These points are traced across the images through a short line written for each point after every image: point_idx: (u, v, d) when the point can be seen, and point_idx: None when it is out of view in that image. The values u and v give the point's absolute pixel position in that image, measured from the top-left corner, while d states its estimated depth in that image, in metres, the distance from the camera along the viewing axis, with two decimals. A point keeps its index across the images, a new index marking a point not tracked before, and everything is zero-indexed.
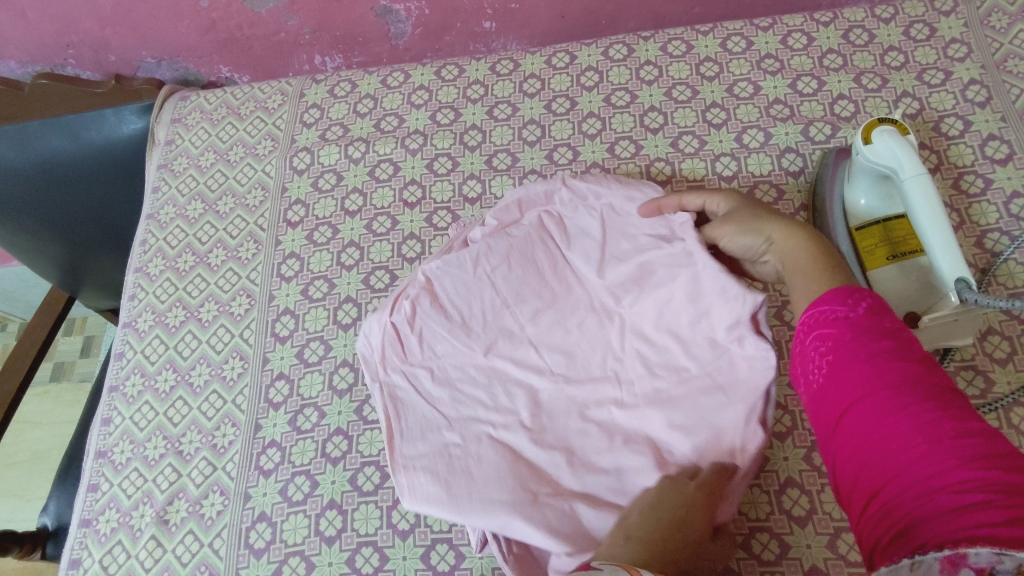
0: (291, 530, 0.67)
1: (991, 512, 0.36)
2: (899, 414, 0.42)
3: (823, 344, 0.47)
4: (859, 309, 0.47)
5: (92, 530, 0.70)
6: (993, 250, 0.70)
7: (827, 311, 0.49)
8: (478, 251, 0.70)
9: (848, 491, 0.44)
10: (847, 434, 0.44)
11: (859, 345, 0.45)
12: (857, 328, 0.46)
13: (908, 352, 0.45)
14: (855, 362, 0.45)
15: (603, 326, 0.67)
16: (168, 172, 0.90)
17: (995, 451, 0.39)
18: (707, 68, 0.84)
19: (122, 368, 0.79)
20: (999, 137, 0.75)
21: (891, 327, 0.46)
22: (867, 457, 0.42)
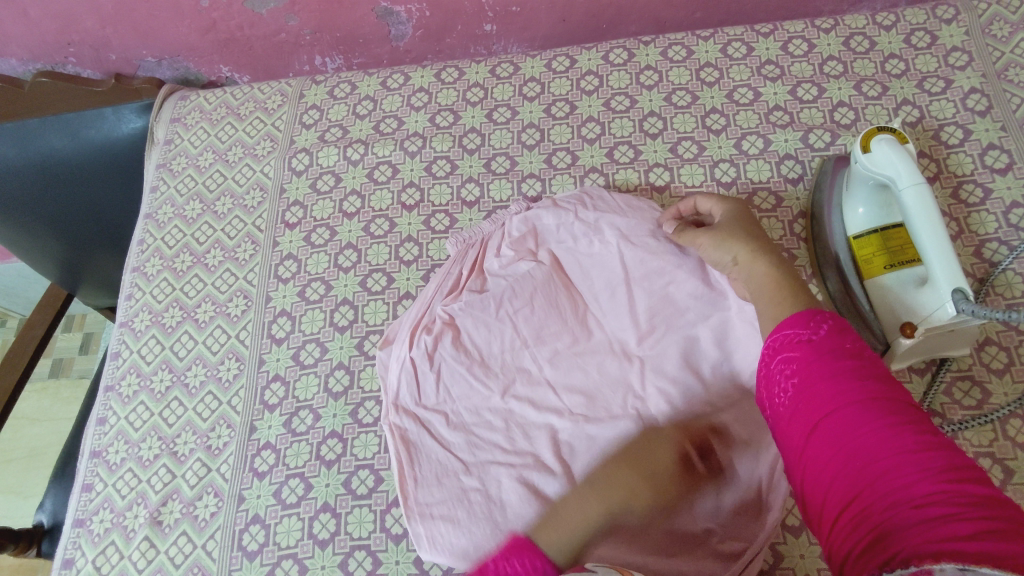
0: (285, 533, 0.66)
1: (957, 519, 0.39)
2: (862, 428, 0.45)
3: (790, 366, 0.51)
4: (821, 330, 0.52)
5: (86, 530, 0.70)
6: (992, 260, 0.70)
7: (793, 333, 0.53)
8: (503, 294, 0.72)
9: (817, 505, 0.47)
10: (816, 447, 0.47)
11: (823, 364, 0.49)
12: (821, 348, 0.50)
13: (868, 370, 0.49)
14: (821, 380, 0.48)
15: (624, 368, 0.68)
16: (167, 172, 0.90)
17: (953, 462, 0.42)
18: (707, 74, 0.84)
19: (118, 368, 0.79)
20: (999, 147, 0.75)
21: (850, 346, 0.50)
22: (835, 469, 0.45)
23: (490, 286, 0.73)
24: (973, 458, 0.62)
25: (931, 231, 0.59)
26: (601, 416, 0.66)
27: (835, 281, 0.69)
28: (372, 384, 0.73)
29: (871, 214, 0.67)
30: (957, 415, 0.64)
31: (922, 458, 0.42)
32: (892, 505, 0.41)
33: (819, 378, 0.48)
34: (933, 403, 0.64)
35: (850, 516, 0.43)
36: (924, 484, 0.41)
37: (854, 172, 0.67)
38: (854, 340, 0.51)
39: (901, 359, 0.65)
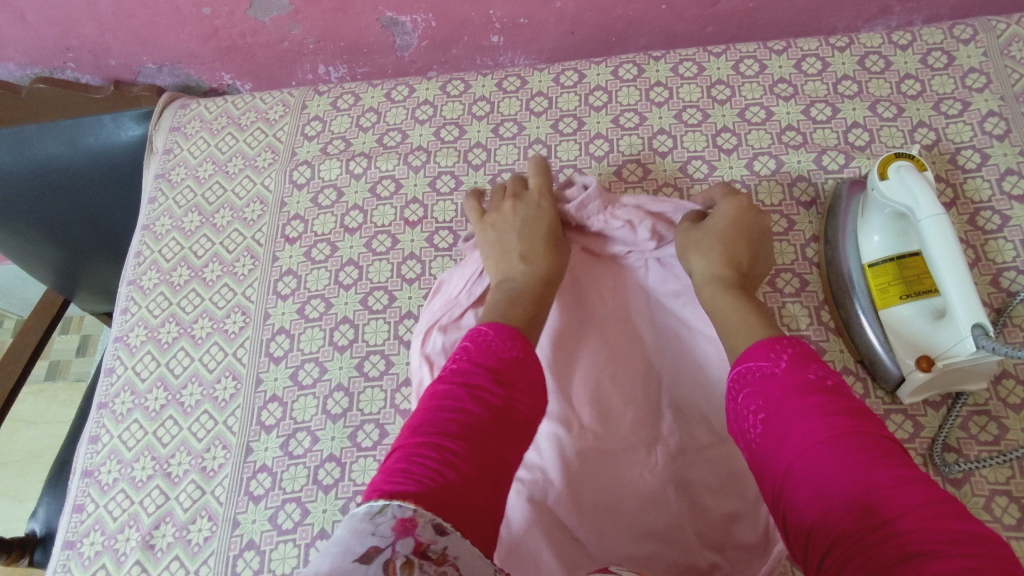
0: (280, 560, 0.65)
1: (940, 560, 0.37)
2: (834, 463, 0.45)
3: (755, 403, 0.51)
4: (782, 362, 0.52)
5: (76, 553, 0.68)
6: (1009, 290, 0.68)
7: (757, 366, 0.53)
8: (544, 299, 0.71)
9: (801, 548, 0.46)
10: (794, 487, 0.46)
11: (788, 400, 0.49)
12: (786, 383, 0.50)
13: (836, 402, 0.48)
14: (789, 418, 0.48)
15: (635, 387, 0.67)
16: (166, 182, 0.88)
17: (930, 498, 0.41)
18: (719, 91, 0.82)
19: (111, 386, 0.77)
20: (1017, 172, 0.73)
21: (813, 377, 0.50)
22: (814, 506, 0.45)
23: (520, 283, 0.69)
24: (989, 496, 0.60)
25: (950, 262, 0.57)
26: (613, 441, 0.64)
27: (848, 311, 0.67)
28: (372, 406, 0.70)
29: (886, 242, 0.65)
30: (974, 451, 0.62)
31: (902, 491, 0.42)
32: (875, 537, 0.40)
33: (790, 411, 0.49)
34: (950, 438, 0.63)
35: (831, 557, 0.42)
36: (903, 516, 0.40)
37: (870, 197, 0.66)
38: (816, 370, 0.50)
39: (916, 393, 0.63)
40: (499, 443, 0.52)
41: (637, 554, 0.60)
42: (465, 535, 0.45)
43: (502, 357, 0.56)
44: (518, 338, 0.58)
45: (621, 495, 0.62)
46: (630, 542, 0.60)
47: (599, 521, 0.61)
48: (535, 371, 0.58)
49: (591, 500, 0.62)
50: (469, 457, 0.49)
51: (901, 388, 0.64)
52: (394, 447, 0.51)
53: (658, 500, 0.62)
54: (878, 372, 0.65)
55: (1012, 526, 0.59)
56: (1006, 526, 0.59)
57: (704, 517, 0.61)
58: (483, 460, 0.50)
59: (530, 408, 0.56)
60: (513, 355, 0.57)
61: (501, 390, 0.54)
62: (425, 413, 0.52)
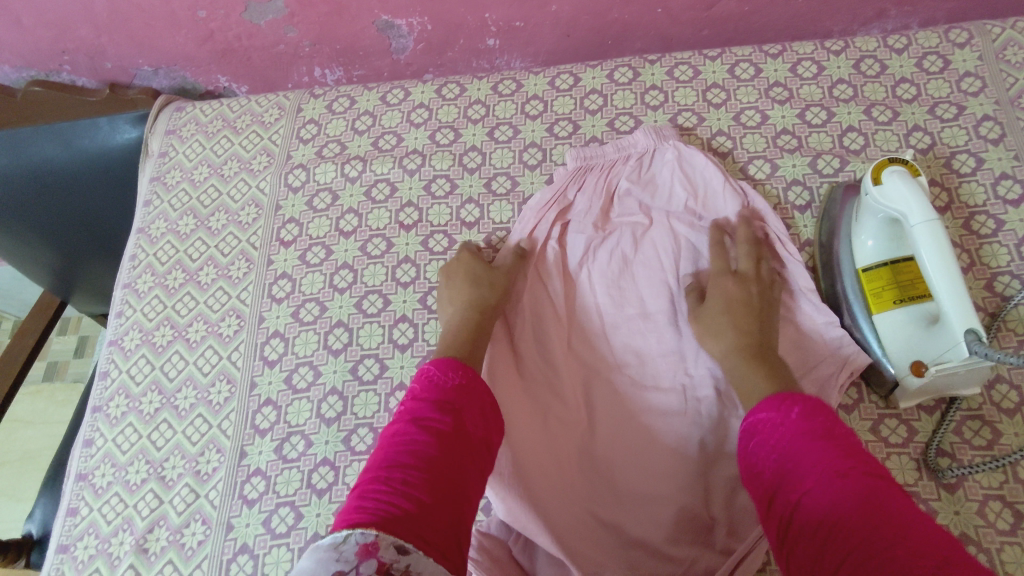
0: (273, 564, 0.65)
1: None
2: (840, 505, 0.45)
3: (763, 448, 0.52)
4: (792, 412, 0.52)
5: (70, 557, 0.68)
6: (1003, 294, 0.68)
7: (766, 419, 0.53)
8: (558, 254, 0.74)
9: None
10: (800, 528, 0.46)
11: (797, 446, 0.50)
12: (793, 430, 0.51)
13: (841, 450, 0.48)
14: (799, 462, 0.49)
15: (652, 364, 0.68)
16: (161, 185, 0.88)
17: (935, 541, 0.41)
18: (714, 95, 0.82)
19: (106, 389, 0.77)
20: (1012, 176, 0.73)
21: (821, 425, 0.50)
22: (818, 547, 0.45)
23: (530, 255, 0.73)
24: (983, 501, 0.60)
25: (943, 268, 0.57)
26: (635, 435, 0.65)
27: (845, 316, 0.67)
28: (366, 410, 0.70)
29: (880, 246, 0.65)
30: (967, 456, 0.62)
31: (905, 533, 0.42)
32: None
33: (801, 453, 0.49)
34: (943, 443, 0.63)
35: None
36: (905, 555, 0.40)
37: (864, 202, 0.66)
38: (821, 422, 0.50)
39: (909, 398, 0.63)
40: (460, 465, 0.53)
41: (645, 547, 0.62)
42: (427, 556, 0.46)
43: (446, 386, 0.58)
44: (458, 367, 0.60)
45: (637, 479, 0.64)
46: (639, 535, 0.62)
47: (610, 513, 0.63)
48: (482, 392, 0.59)
49: (603, 493, 0.64)
50: (426, 486, 0.50)
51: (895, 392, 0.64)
52: (356, 487, 0.51)
53: (675, 492, 0.63)
54: (874, 375, 0.65)
55: (1006, 531, 0.59)
56: (999, 531, 0.59)
57: (718, 515, 0.62)
58: (439, 486, 0.50)
59: (483, 428, 0.57)
60: (462, 382, 0.58)
61: (453, 417, 0.55)
62: (380, 451, 0.53)
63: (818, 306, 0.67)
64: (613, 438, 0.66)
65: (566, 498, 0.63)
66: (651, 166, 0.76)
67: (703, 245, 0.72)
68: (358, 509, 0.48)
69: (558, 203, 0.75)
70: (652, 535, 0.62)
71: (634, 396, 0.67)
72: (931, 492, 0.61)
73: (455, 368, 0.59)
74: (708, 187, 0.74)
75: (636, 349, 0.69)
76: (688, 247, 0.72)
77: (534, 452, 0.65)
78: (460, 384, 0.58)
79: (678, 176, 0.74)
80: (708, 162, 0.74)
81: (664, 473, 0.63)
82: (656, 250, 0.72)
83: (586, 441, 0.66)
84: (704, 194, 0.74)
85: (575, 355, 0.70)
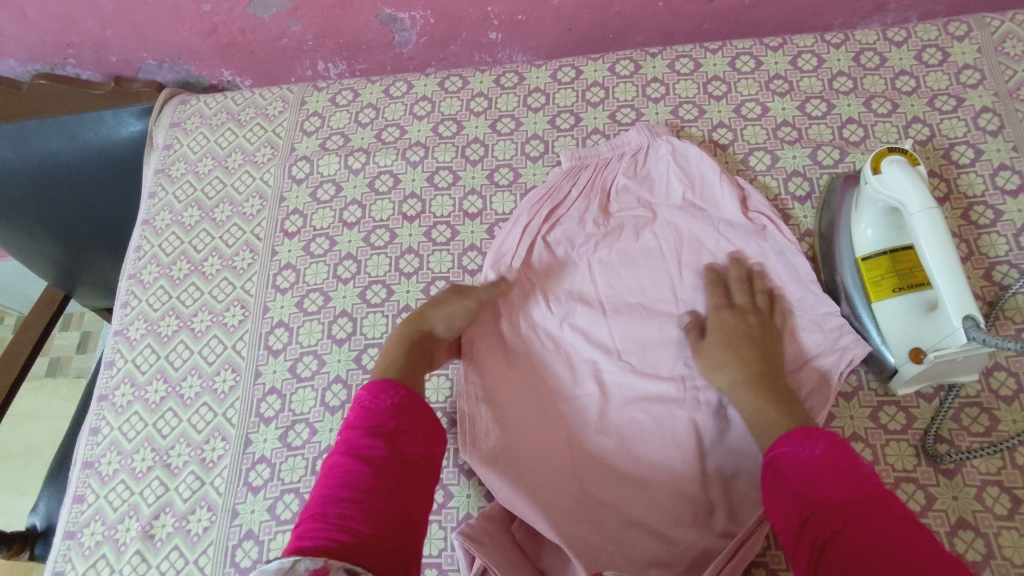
0: (279, 549, 0.65)
1: None
2: (865, 541, 0.46)
3: (787, 482, 0.53)
4: (816, 446, 0.53)
5: (77, 543, 0.69)
6: (1001, 284, 0.69)
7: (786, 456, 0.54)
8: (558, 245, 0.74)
9: None
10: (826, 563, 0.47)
11: (821, 483, 0.51)
12: (816, 466, 0.52)
13: (862, 487, 0.49)
14: (822, 497, 0.50)
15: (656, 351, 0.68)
16: (165, 177, 0.89)
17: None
18: (715, 88, 0.83)
19: (111, 378, 0.78)
20: (1010, 167, 0.73)
21: (843, 463, 0.51)
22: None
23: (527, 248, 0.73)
24: (981, 487, 0.61)
25: (940, 255, 0.57)
26: (631, 429, 0.66)
27: (845, 305, 0.68)
28: None
29: (879, 236, 0.65)
30: (965, 443, 0.63)
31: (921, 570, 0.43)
32: None
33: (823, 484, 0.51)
34: (941, 429, 0.63)
35: None
36: None
37: (863, 191, 0.66)
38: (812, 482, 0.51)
39: (907, 384, 0.64)
40: (403, 488, 0.53)
41: (640, 543, 0.61)
42: None
43: (378, 411, 0.57)
44: (391, 387, 0.59)
45: (634, 466, 0.64)
46: (634, 531, 0.62)
47: (605, 509, 0.63)
48: (418, 406, 0.59)
49: (598, 488, 0.64)
50: (364, 517, 0.50)
51: (894, 379, 0.65)
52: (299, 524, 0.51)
53: (670, 483, 0.63)
54: (874, 362, 0.66)
55: (1003, 516, 0.59)
56: (997, 515, 0.59)
57: (717, 500, 0.62)
58: (382, 515, 0.50)
59: (425, 445, 0.56)
60: (395, 404, 0.57)
61: (389, 441, 0.55)
62: (322, 487, 0.53)
63: (817, 295, 0.68)
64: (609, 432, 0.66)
65: (565, 485, 0.64)
66: (645, 163, 0.76)
67: (704, 236, 0.72)
68: (304, 546, 0.48)
69: (551, 197, 0.75)
70: (652, 521, 0.62)
71: (632, 390, 0.67)
72: (929, 478, 0.62)
73: (384, 391, 0.58)
74: (704, 179, 0.74)
75: (634, 342, 0.69)
76: (690, 238, 0.73)
77: (529, 448, 0.65)
78: (395, 406, 0.57)
79: (675, 170, 0.75)
80: (702, 154, 0.74)
81: (661, 461, 0.64)
82: (658, 242, 0.73)
83: (582, 430, 0.66)
84: (702, 185, 0.74)
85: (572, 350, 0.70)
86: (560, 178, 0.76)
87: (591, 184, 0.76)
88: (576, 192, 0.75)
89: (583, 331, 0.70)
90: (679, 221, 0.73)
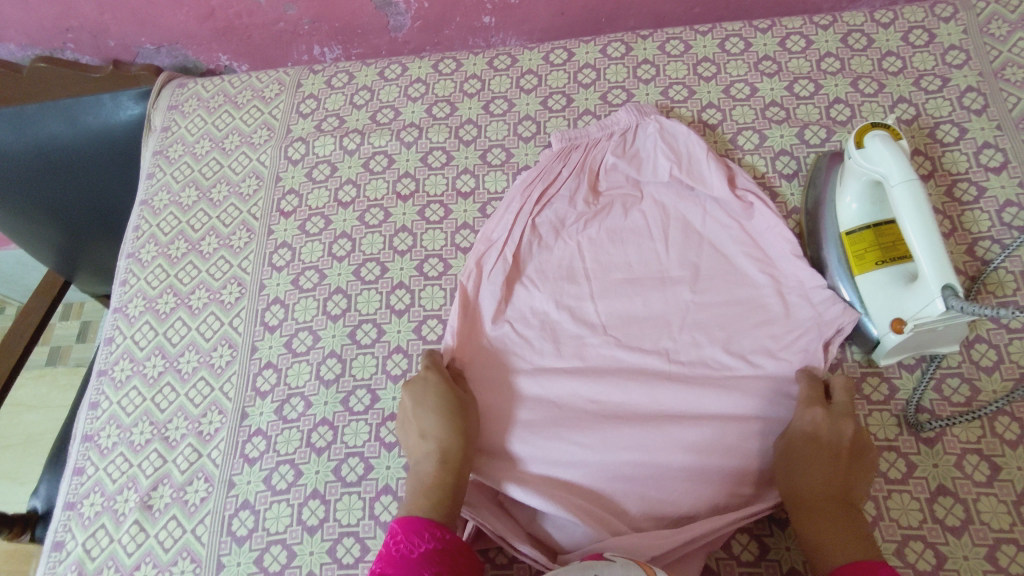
0: (274, 519, 0.67)
1: None
2: None
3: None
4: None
5: (76, 514, 0.70)
6: (983, 258, 0.70)
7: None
8: (547, 223, 0.75)
9: None
10: None
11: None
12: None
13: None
14: None
15: (641, 325, 0.70)
16: (163, 158, 0.90)
17: None
18: (704, 69, 0.84)
19: (110, 354, 0.79)
20: (994, 145, 0.74)
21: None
22: None
23: (517, 226, 0.74)
24: (960, 454, 0.62)
25: (920, 225, 0.58)
26: (609, 401, 0.66)
27: (829, 277, 0.69)
28: (364, 372, 0.72)
29: (863, 210, 0.67)
30: (946, 412, 0.64)
31: None
32: None
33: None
34: (923, 399, 0.65)
35: None
36: None
37: (848, 166, 0.67)
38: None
39: (888, 355, 0.65)
40: None
41: (628, 504, 0.62)
42: None
43: (419, 557, 0.54)
44: (426, 530, 0.56)
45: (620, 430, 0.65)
46: (620, 494, 0.62)
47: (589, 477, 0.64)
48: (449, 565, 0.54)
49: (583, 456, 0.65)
50: None
51: (877, 350, 0.66)
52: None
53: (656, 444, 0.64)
54: (856, 334, 0.67)
55: (982, 483, 0.61)
56: (976, 482, 0.61)
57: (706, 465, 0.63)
58: None
59: None
60: (431, 550, 0.54)
61: None
62: None
63: (803, 270, 0.69)
64: (590, 405, 0.67)
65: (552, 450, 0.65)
66: (634, 141, 0.78)
67: (691, 213, 0.74)
68: None
69: (542, 178, 0.76)
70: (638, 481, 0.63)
71: (616, 360, 0.69)
72: (910, 446, 0.63)
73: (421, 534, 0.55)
74: (691, 155, 0.75)
75: (620, 315, 0.70)
76: (677, 215, 0.74)
77: (506, 429, 0.66)
78: (432, 554, 0.54)
79: (663, 146, 0.76)
80: (689, 132, 0.76)
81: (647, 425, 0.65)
82: (646, 220, 0.74)
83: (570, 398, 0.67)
84: (690, 160, 0.75)
85: (557, 325, 0.71)
86: (551, 159, 0.77)
87: (581, 162, 0.77)
88: (566, 172, 0.77)
89: (569, 309, 0.71)
90: (666, 199, 0.75)
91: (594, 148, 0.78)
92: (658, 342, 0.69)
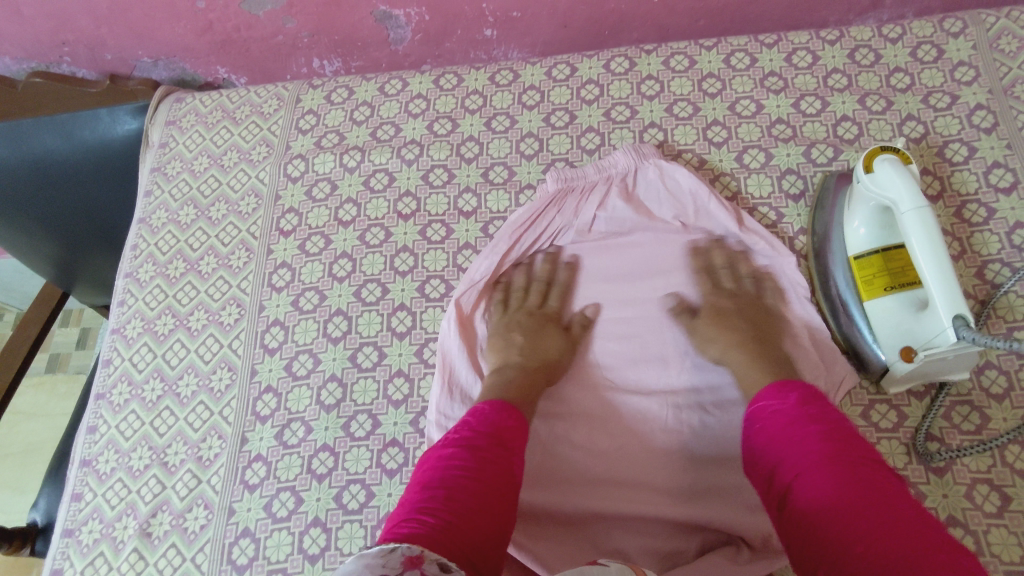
0: (274, 547, 0.66)
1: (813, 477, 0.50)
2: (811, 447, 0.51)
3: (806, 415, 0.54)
4: (789, 399, 0.56)
5: (75, 541, 0.70)
6: (993, 282, 0.69)
7: (766, 405, 0.57)
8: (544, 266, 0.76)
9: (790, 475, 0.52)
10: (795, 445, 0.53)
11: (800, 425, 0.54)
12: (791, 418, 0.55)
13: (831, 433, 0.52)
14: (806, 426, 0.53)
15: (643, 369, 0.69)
16: (161, 175, 0.89)
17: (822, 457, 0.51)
18: (709, 85, 0.83)
19: (109, 377, 0.78)
20: (1004, 165, 0.73)
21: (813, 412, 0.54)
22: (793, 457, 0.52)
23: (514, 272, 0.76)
24: (970, 484, 0.61)
25: (931, 253, 0.57)
26: (603, 445, 0.66)
27: (835, 303, 0.68)
28: (365, 397, 0.72)
29: (872, 234, 0.66)
30: (956, 440, 0.63)
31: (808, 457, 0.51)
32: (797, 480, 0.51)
33: (854, 491, 0.48)
34: (932, 427, 0.64)
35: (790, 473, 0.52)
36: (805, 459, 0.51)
37: (857, 189, 0.66)
38: (822, 408, 0.55)
39: (897, 383, 0.64)
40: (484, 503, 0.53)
41: (629, 542, 0.63)
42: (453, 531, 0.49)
43: (504, 427, 0.59)
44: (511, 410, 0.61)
45: (617, 469, 0.65)
46: (613, 538, 0.63)
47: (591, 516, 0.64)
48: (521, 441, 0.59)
49: (585, 495, 0.64)
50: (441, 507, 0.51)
51: (886, 378, 0.65)
52: (393, 514, 0.53)
53: (652, 485, 0.64)
54: (864, 363, 0.66)
55: (992, 514, 0.60)
56: (986, 513, 0.60)
57: (700, 491, 0.63)
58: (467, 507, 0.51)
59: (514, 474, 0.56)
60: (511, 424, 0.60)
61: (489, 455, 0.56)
62: (429, 473, 0.55)
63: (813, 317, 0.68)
64: (587, 449, 0.67)
65: (554, 491, 0.65)
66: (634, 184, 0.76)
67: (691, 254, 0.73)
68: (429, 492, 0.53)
69: (533, 223, 0.75)
70: (637, 519, 0.63)
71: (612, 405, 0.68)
72: (919, 476, 0.62)
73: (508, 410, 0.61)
74: (698, 203, 0.73)
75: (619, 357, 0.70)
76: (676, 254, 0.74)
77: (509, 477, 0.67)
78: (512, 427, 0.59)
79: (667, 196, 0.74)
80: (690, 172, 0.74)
81: (641, 459, 0.65)
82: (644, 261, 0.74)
83: (567, 440, 0.67)
84: (696, 207, 0.73)
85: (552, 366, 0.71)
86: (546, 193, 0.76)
87: (576, 202, 0.75)
88: (562, 213, 0.75)
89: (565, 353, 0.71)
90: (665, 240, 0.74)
91: (601, 174, 0.76)
92: (658, 386, 0.68)
